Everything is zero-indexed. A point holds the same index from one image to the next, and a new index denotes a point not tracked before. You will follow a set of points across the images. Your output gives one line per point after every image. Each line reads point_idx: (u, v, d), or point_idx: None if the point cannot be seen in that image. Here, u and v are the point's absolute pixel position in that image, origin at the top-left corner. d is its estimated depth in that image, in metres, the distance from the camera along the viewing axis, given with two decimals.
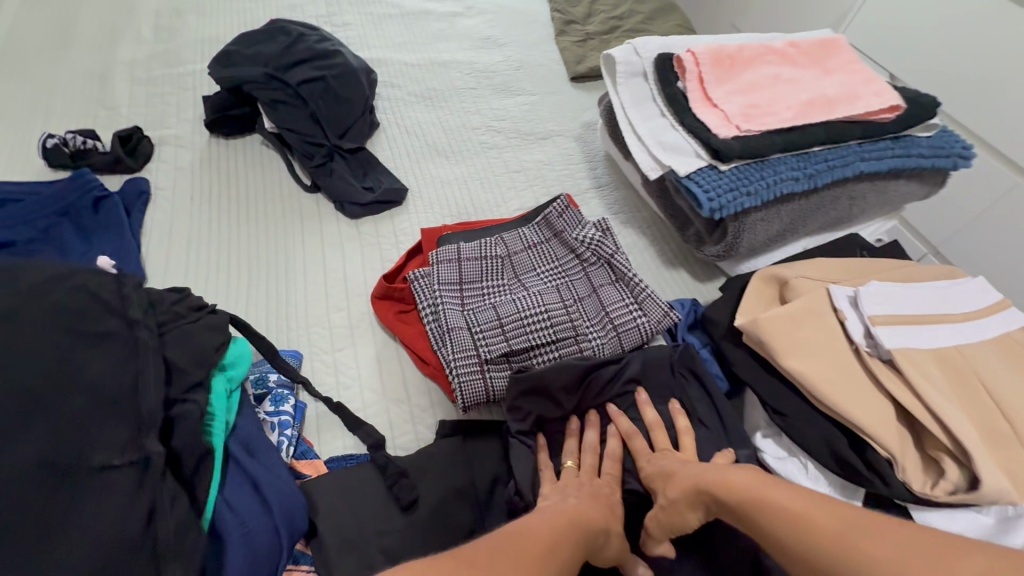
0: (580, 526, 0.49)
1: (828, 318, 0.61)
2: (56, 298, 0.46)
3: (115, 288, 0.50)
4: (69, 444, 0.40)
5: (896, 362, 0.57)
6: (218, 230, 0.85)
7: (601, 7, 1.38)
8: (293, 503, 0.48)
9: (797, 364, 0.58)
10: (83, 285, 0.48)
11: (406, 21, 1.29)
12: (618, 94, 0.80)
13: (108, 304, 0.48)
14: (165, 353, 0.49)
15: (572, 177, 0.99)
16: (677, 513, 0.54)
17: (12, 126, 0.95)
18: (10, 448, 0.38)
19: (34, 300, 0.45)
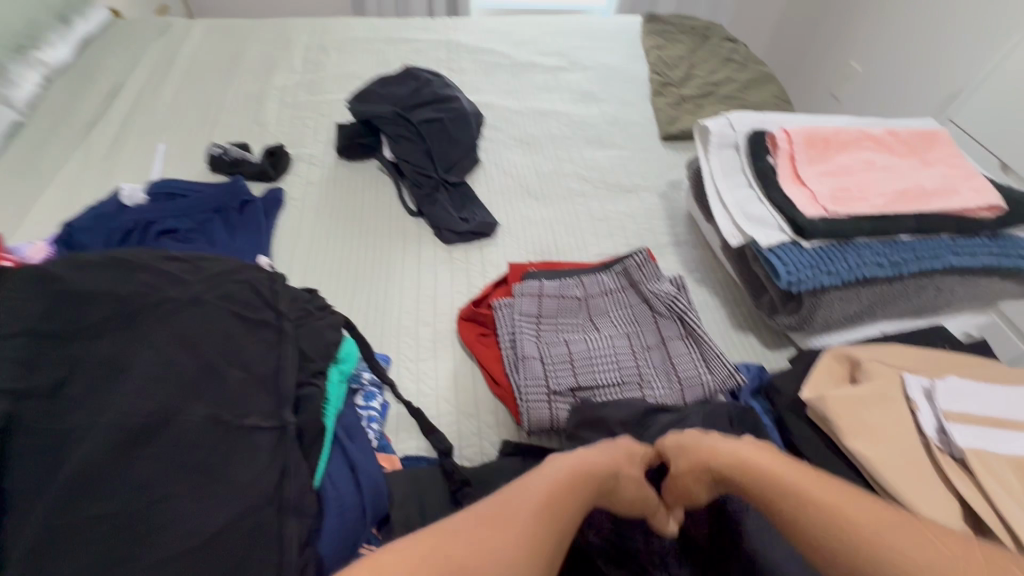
0: (590, 474, 0.53)
1: (898, 406, 0.61)
2: (227, 287, 0.58)
3: (270, 283, 0.61)
4: (228, 408, 0.51)
5: (969, 464, 0.56)
6: (334, 239, 0.98)
7: (698, 73, 1.44)
8: (379, 486, 0.56)
9: (858, 445, 0.59)
10: (247, 279, 0.60)
11: (514, 72, 1.42)
12: (709, 163, 0.86)
13: (263, 298, 0.59)
14: (299, 344, 0.60)
15: (652, 230, 1.05)
16: (685, 484, 0.58)
17: (187, 134, 1.15)
18: (188, 405, 0.49)
19: (213, 288, 0.58)
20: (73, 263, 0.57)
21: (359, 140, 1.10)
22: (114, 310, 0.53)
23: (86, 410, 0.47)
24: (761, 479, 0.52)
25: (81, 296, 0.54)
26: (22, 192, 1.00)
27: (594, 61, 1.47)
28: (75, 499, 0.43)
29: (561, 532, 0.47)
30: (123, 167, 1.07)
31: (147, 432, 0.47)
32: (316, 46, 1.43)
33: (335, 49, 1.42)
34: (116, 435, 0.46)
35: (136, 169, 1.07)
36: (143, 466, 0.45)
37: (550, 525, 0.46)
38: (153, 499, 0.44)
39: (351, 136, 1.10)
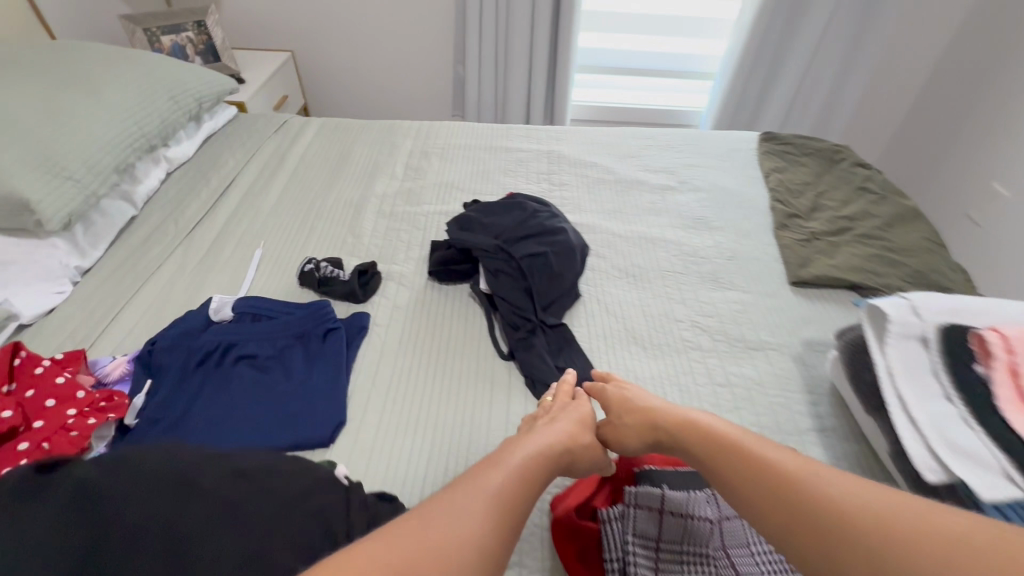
0: (547, 453, 0.65)
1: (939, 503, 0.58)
2: (298, 524, 0.55)
3: (343, 521, 0.59)
4: None
5: None
6: (415, 381, 0.88)
7: (828, 202, 1.28)
8: None
9: None
10: (320, 510, 0.58)
11: (618, 189, 1.34)
12: (885, 356, 0.68)
13: (331, 541, 0.56)
14: None
15: (787, 406, 0.86)
16: (624, 434, 0.74)
17: (283, 240, 1.14)
18: None
19: (284, 524, 0.54)
20: (134, 469, 0.51)
21: (454, 265, 1.03)
22: (167, 547, 0.46)
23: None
24: (685, 423, 0.68)
25: (138, 521, 0.46)
26: (120, 293, 1.00)
27: (706, 182, 1.36)
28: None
29: (529, 487, 0.59)
30: (216, 272, 1.06)
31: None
32: (419, 152, 1.43)
33: (437, 155, 1.42)
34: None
35: (228, 275, 1.05)
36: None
37: (498, 526, 0.52)
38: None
39: (446, 261, 1.04)
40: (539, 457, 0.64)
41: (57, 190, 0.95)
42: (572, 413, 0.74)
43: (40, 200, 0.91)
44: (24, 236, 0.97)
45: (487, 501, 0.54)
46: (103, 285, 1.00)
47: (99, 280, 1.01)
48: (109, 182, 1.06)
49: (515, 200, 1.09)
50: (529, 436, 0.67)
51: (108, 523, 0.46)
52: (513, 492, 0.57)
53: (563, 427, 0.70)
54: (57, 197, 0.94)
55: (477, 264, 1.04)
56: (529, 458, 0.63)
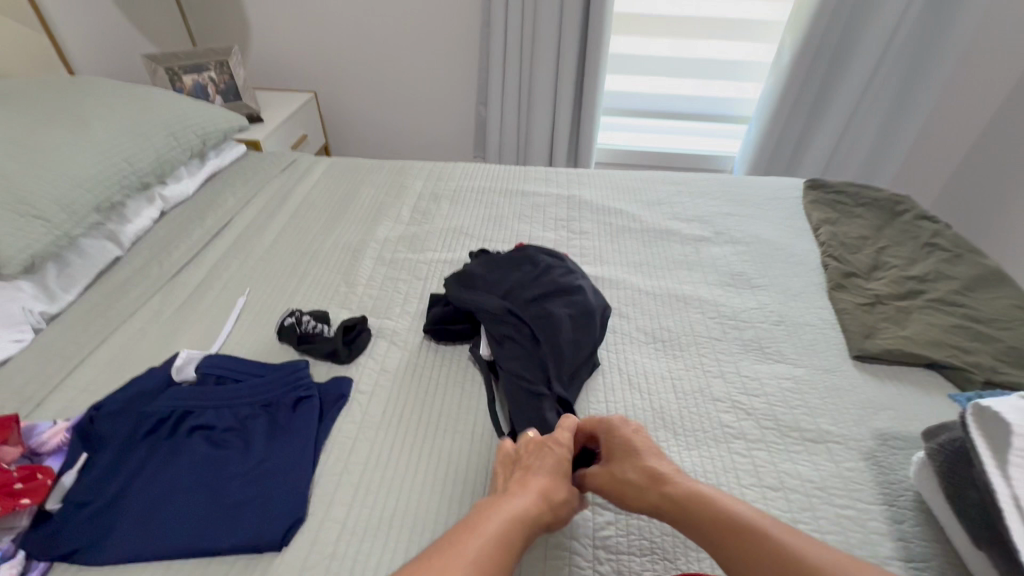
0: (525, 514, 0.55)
1: None
2: None
3: None
4: None
5: None
6: (395, 466, 0.73)
7: (891, 261, 1.11)
8: None
9: None
10: None
11: (646, 239, 1.20)
12: (1009, 480, 0.53)
13: None
14: None
15: (861, 523, 0.67)
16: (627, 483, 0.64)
17: (271, 287, 1.03)
18: None
19: None
20: None
21: (454, 325, 0.91)
22: None
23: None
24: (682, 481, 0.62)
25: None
26: (82, 342, 0.90)
27: (745, 234, 1.21)
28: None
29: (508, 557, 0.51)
30: (192, 322, 0.95)
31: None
32: (429, 194, 1.33)
33: (448, 198, 1.32)
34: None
35: (203, 326, 0.94)
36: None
37: None
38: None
39: (445, 318, 0.91)
40: (518, 520, 0.55)
41: (25, 231, 0.88)
42: (552, 463, 0.63)
43: (2, 242, 0.84)
44: None
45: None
46: (66, 334, 0.91)
47: (63, 328, 0.92)
48: (89, 221, 0.99)
49: (527, 251, 0.97)
50: (506, 496, 0.57)
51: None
52: (492, 568, 0.49)
53: (538, 484, 0.59)
54: (23, 238, 0.87)
55: (478, 326, 0.91)
56: (509, 519, 0.54)
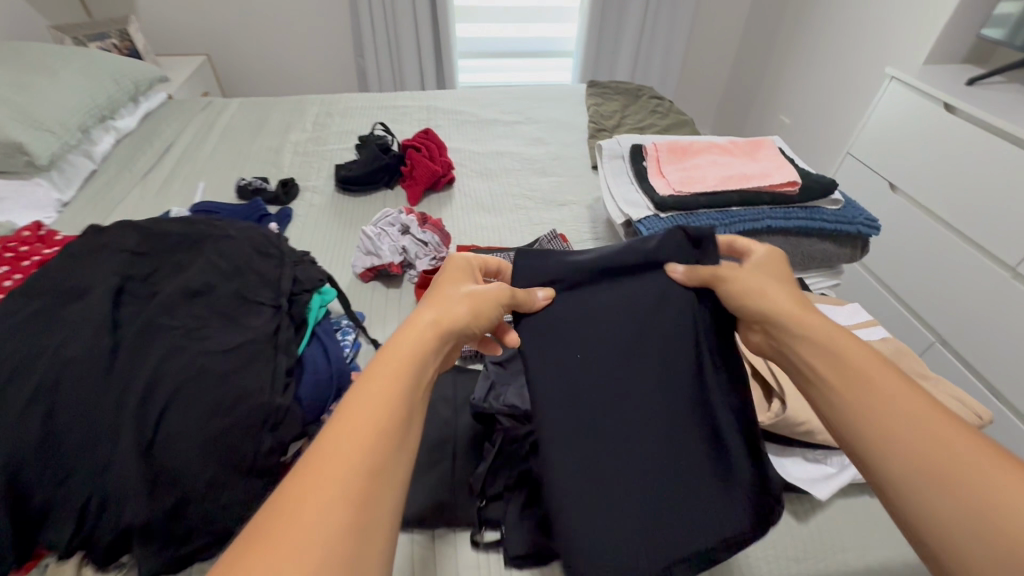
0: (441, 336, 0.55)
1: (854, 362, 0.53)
2: None
3: None
4: None
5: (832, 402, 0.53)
6: (329, 240, 1.28)
7: (627, 121, 1.80)
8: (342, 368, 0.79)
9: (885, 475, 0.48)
10: None
11: (479, 125, 1.79)
12: (603, 169, 1.16)
13: None
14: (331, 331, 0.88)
15: (578, 230, 1.33)
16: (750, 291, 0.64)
17: (222, 176, 1.50)
18: None
19: None
20: None
21: (353, 184, 1.41)
22: None
23: (162, 284, 0.71)
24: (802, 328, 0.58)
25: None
26: (97, 213, 1.34)
27: (545, 117, 1.85)
28: (151, 323, 0.65)
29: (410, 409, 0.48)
30: (171, 199, 1.41)
31: (199, 293, 0.70)
32: (324, 112, 1.83)
33: (338, 114, 1.82)
34: (182, 291, 0.69)
35: (181, 199, 1.41)
36: (197, 307, 0.68)
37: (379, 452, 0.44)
38: (201, 320, 0.67)
39: (344, 182, 1.41)
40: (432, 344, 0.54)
41: (41, 140, 1.29)
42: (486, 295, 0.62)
43: (31, 144, 1.25)
44: (15, 178, 1.29)
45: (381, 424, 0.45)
46: (82, 213, 1.33)
47: (77, 209, 1.34)
48: (75, 136, 1.39)
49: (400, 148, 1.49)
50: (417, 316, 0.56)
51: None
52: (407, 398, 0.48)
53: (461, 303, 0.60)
54: (41, 144, 1.28)
55: (373, 181, 1.42)
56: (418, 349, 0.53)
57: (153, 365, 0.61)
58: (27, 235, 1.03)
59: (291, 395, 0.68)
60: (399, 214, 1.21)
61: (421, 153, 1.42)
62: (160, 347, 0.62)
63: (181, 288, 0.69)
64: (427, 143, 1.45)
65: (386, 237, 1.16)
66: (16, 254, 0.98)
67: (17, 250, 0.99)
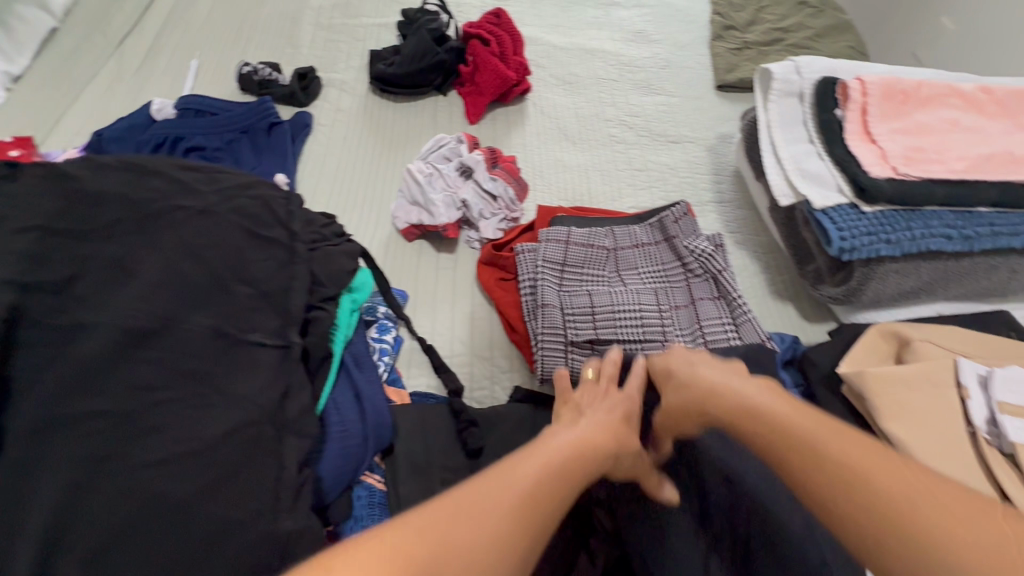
0: (591, 452, 0.46)
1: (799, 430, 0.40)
2: None
3: None
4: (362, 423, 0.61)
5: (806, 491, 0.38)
6: (362, 168, 0.96)
7: (766, 17, 1.30)
8: (383, 420, 0.55)
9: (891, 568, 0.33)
10: None
11: (562, 4, 1.32)
12: (767, 111, 0.77)
13: None
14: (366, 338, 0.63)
15: (695, 185, 0.98)
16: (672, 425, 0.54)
17: (220, 52, 1.12)
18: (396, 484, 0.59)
19: None
20: None
21: (391, 84, 1.03)
22: None
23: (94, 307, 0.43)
24: (724, 400, 0.47)
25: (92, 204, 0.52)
26: (58, 95, 1.00)
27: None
28: (70, 398, 0.39)
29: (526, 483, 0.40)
30: (154, 82, 1.06)
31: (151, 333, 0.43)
32: None
33: None
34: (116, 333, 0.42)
35: (168, 84, 1.05)
36: (140, 370, 0.41)
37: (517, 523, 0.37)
38: (151, 397, 0.41)
39: (380, 81, 1.04)
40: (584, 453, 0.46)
41: None
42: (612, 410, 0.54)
43: None
44: None
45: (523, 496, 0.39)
46: (38, 93, 1.00)
47: (34, 87, 1.01)
48: None
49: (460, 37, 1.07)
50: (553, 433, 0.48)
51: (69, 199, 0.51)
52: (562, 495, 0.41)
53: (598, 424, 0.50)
54: None
55: (419, 83, 1.04)
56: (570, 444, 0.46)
57: (57, 500, 0.36)
58: None
59: (301, 513, 0.43)
60: (460, 147, 0.87)
61: (490, 49, 1.02)
62: (76, 456, 0.38)
63: (114, 331, 0.41)
64: (498, 33, 1.03)
65: (439, 181, 0.84)
66: None
67: None
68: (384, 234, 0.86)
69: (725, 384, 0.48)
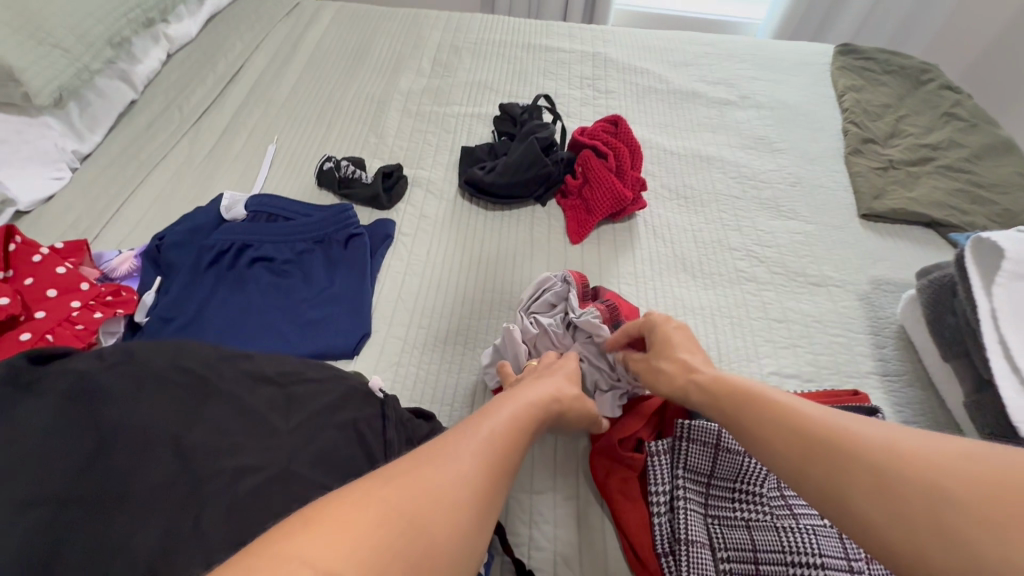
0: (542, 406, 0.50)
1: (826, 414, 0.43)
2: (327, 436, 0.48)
3: (380, 430, 0.51)
4: None
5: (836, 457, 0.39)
6: (445, 290, 0.81)
7: (909, 129, 1.13)
8: None
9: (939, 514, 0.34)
10: (350, 424, 0.50)
11: (671, 100, 1.18)
12: (991, 297, 0.60)
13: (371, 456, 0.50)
14: None
15: (849, 347, 0.79)
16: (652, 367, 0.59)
17: (300, 137, 1.03)
18: None
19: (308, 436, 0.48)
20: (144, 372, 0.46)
21: (485, 191, 0.91)
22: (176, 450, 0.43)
23: None
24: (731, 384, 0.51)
25: (142, 436, 0.43)
26: (124, 178, 0.92)
27: (769, 99, 1.21)
28: None
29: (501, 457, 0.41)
30: (226, 167, 0.96)
31: None
32: (447, 45, 1.27)
33: (467, 50, 1.26)
34: None
35: (240, 171, 0.95)
36: None
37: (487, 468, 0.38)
38: None
39: (472, 187, 0.91)
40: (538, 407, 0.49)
41: (46, 60, 0.85)
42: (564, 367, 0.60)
43: (25, 70, 0.82)
44: None
45: (484, 448, 0.40)
46: (104, 175, 0.91)
47: (101, 168, 0.93)
48: (103, 56, 0.94)
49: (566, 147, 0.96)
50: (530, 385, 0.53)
51: (112, 433, 0.42)
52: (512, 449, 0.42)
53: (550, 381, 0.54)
54: (46, 68, 0.84)
55: (516, 192, 0.91)
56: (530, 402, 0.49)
57: None
58: None
59: None
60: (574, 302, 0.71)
61: (604, 163, 0.89)
62: None
63: None
64: (613, 145, 0.91)
65: (544, 341, 0.69)
66: None
67: None
68: (470, 389, 0.70)
69: (732, 378, 0.51)
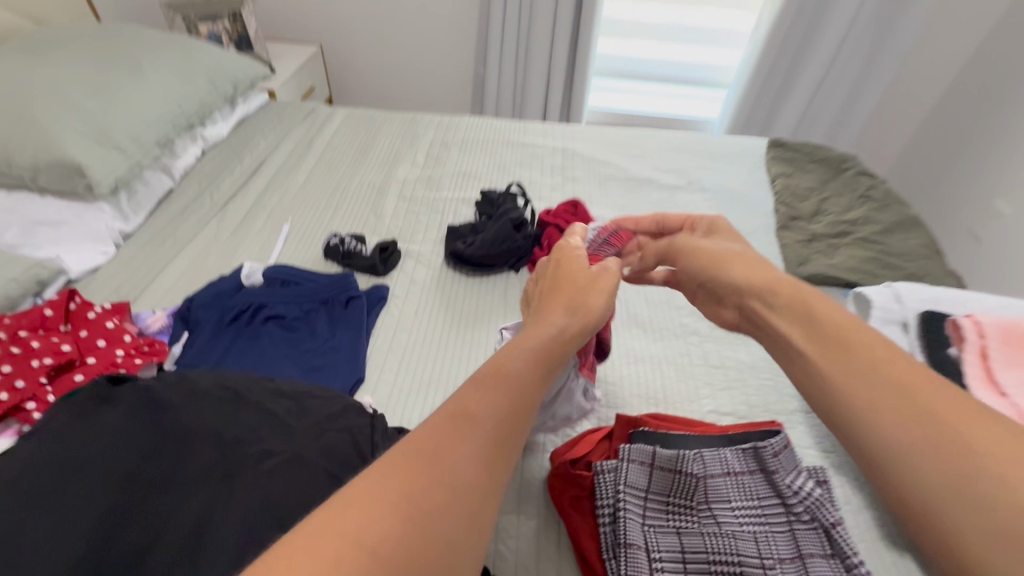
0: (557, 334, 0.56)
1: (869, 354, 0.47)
2: None
3: None
4: None
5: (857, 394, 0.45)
6: (430, 343, 0.95)
7: (830, 208, 1.33)
8: None
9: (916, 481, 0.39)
10: None
11: (628, 186, 1.40)
12: None
13: None
14: None
15: (777, 389, 0.92)
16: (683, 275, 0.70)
17: (311, 217, 1.21)
18: None
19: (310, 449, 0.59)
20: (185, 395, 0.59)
21: (466, 261, 1.07)
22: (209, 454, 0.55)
23: None
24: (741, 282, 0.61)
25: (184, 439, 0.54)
26: (160, 252, 1.08)
27: (712, 184, 1.42)
28: None
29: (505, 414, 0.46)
30: (247, 242, 1.13)
31: None
32: (439, 142, 1.51)
33: (456, 146, 1.49)
34: None
35: (259, 245, 1.12)
36: None
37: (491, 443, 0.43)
38: None
39: (455, 257, 1.08)
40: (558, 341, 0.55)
41: (109, 159, 1.05)
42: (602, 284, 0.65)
43: (91, 166, 1.01)
44: (75, 200, 1.06)
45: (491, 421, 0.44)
46: (142, 249, 1.08)
47: (140, 243, 1.09)
48: (152, 154, 1.14)
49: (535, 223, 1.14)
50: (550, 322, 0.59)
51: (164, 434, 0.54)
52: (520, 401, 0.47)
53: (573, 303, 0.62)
54: (108, 165, 1.04)
55: (492, 261, 1.07)
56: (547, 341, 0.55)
57: None
58: (51, 313, 0.77)
59: None
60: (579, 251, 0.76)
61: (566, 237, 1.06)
62: None
63: None
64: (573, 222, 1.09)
65: None
66: (24, 350, 0.72)
67: (26, 343, 0.72)
68: None
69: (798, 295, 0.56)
